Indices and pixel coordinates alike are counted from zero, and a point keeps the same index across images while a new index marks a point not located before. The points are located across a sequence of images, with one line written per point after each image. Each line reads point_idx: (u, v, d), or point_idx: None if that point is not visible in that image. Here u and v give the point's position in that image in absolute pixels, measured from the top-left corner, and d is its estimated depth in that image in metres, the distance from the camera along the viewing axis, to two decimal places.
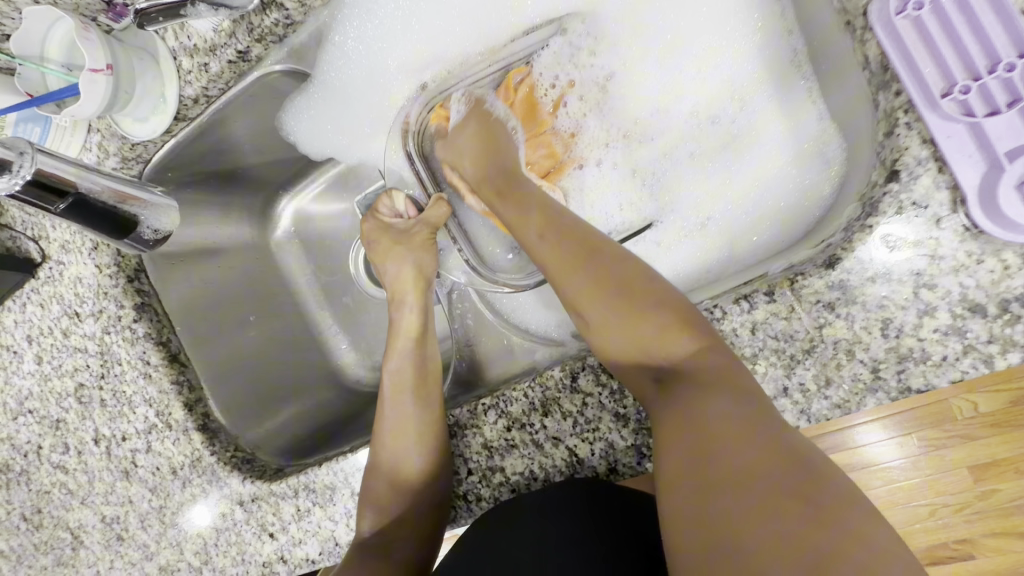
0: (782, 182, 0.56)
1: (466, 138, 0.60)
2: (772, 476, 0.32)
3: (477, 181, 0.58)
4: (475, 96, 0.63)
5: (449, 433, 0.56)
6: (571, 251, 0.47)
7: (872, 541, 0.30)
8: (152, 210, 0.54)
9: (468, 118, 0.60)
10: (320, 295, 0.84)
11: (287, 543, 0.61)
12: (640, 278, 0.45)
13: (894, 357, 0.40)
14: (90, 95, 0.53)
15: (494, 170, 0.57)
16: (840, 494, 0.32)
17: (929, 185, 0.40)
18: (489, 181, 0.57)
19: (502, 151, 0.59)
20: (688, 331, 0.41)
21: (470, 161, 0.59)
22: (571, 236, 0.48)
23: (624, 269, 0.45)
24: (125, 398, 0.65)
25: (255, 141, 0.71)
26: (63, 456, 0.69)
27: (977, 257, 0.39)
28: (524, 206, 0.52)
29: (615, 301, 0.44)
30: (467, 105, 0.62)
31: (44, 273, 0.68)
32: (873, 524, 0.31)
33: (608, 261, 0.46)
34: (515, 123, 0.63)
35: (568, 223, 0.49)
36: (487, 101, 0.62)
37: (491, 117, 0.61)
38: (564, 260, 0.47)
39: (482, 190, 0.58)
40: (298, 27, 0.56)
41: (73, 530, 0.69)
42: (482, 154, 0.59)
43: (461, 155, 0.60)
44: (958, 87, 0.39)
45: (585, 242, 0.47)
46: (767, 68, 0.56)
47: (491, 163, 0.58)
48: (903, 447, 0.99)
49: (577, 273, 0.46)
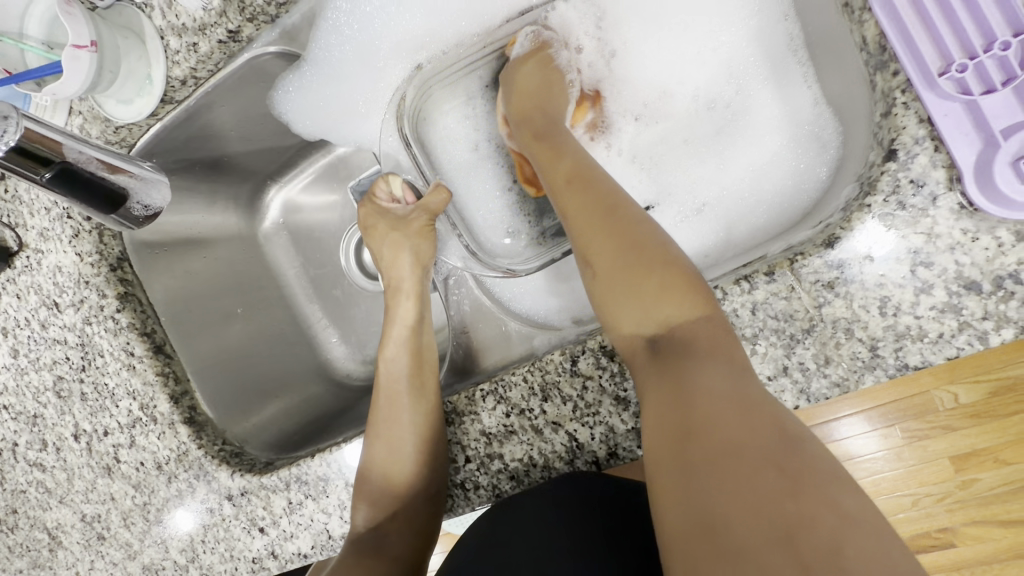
0: (778, 167, 0.56)
1: (524, 72, 0.59)
2: (757, 452, 0.32)
3: (516, 122, 0.58)
4: (543, 38, 0.61)
5: (445, 420, 0.55)
6: (591, 203, 0.47)
7: (852, 511, 0.30)
8: (143, 185, 0.52)
9: (529, 56, 0.60)
10: (310, 287, 0.83)
11: (278, 538, 0.59)
12: (654, 241, 0.44)
13: (891, 336, 0.41)
14: (73, 71, 0.51)
15: (539, 115, 0.57)
16: (823, 472, 0.32)
17: (926, 164, 0.40)
18: (536, 121, 0.56)
19: (556, 102, 0.59)
20: (692, 300, 0.41)
21: (517, 95, 0.58)
22: (594, 187, 0.48)
23: (642, 227, 0.45)
24: (108, 391, 0.63)
25: (242, 127, 0.69)
26: (39, 454, 0.66)
27: (973, 235, 0.40)
28: (563, 147, 0.53)
29: (627, 258, 0.43)
30: (534, 42, 0.60)
31: (21, 262, 0.65)
32: (854, 497, 0.31)
33: (625, 220, 0.45)
34: (573, 77, 0.62)
35: (596, 175, 0.49)
36: (554, 46, 0.61)
37: (553, 64, 0.60)
38: (586, 205, 0.47)
39: (524, 129, 0.57)
40: (290, 7, 0.56)
41: (51, 530, 0.66)
42: (533, 93, 0.58)
43: (512, 90, 0.59)
44: (955, 66, 0.40)
45: (607, 196, 0.47)
46: (763, 54, 0.56)
47: (533, 107, 0.57)
48: (884, 438, 1.04)
49: (593, 222, 0.46)
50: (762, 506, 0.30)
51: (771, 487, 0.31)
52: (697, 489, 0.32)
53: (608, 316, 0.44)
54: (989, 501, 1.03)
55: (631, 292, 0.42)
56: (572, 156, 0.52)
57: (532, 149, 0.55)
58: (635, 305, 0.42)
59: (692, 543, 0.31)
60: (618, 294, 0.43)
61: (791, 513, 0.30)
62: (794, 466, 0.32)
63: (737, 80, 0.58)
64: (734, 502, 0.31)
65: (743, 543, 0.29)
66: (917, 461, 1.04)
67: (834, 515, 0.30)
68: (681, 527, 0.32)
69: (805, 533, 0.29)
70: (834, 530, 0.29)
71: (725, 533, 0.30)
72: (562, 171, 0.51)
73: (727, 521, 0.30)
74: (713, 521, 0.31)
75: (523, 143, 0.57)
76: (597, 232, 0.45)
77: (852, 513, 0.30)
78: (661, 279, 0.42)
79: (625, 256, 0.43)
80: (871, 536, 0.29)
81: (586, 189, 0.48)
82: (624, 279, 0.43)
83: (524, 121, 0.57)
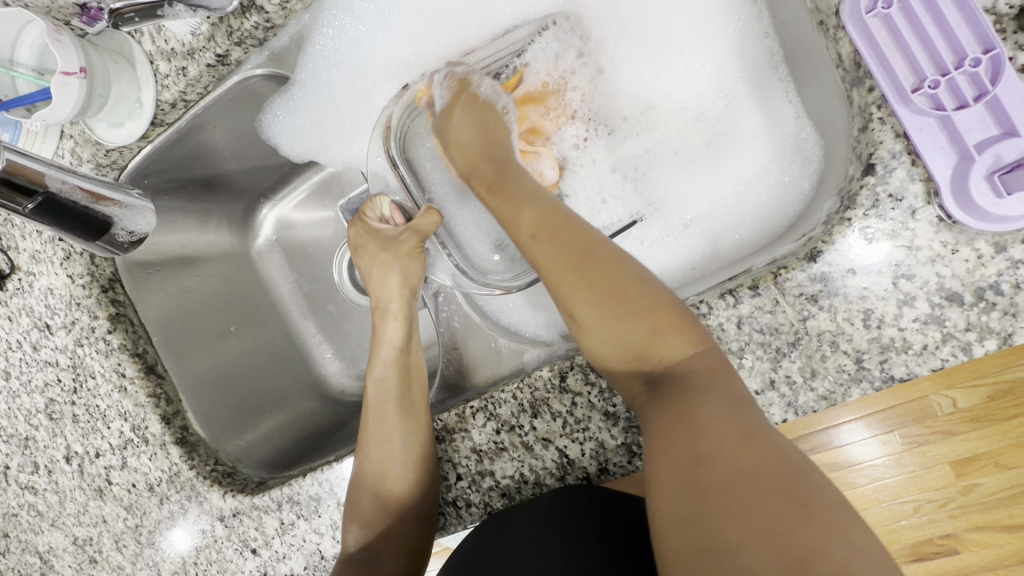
0: (763, 181, 0.56)
1: (458, 123, 0.60)
2: (765, 478, 0.33)
3: (468, 172, 0.59)
4: (458, 75, 0.62)
5: (436, 438, 0.55)
6: (562, 257, 0.46)
7: (859, 540, 0.31)
8: (128, 212, 0.52)
9: (455, 104, 0.61)
10: (303, 304, 0.83)
11: (270, 559, 0.59)
12: (637, 285, 0.44)
13: (876, 349, 0.41)
14: (63, 97, 0.52)
15: (488, 163, 0.57)
16: (829, 499, 0.33)
17: (904, 177, 0.41)
18: (486, 172, 0.57)
19: (502, 143, 0.60)
20: (688, 334, 0.41)
21: (461, 147, 0.59)
22: (563, 237, 0.47)
23: (619, 272, 0.45)
24: (99, 413, 0.63)
25: (234, 147, 0.70)
26: (31, 477, 0.66)
27: (953, 248, 0.40)
28: (520, 199, 0.52)
29: (610, 304, 0.43)
30: (450, 87, 0.61)
31: (13, 284, 0.65)
32: (858, 526, 0.33)
33: (603, 267, 0.45)
34: (507, 101, 0.63)
35: (563, 220, 0.49)
36: (473, 82, 0.61)
37: (479, 100, 0.61)
38: (558, 260, 0.46)
39: (474, 182, 0.58)
40: (278, 31, 0.56)
41: (42, 554, 0.66)
42: (473, 145, 0.59)
43: (450, 146, 0.60)
44: (927, 82, 0.40)
45: (579, 247, 0.46)
46: (745, 71, 0.57)
47: (480, 156, 0.58)
48: (884, 444, 1.04)
49: (568, 275, 0.45)
50: (775, 532, 0.31)
51: (783, 515, 0.32)
52: (710, 514, 0.33)
53: (596, 359, 0.44)
54: (991, 507, 1.03)
55: (617, 333, 0.43)
56: (531, 206, 0.51)
57: (489, 202, 0.55)
58: (624, 348, 0.43)
59: (706, 567, 0.31)
60: (605, 338, 0.43)
61: (804, 540, 0.30)
62: (801, 493, 0.33)
63: (726, 95, 0.58)
64: (745, 526, 0.31)
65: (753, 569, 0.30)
66: (918, 467, 1.03)
67: (844, 543, 0.31)
68: (694, 553, 0.32)
69: (819, 560, 0.30)
70: (845, 557, 0.30)
71: (737, 559, 0.31)
72: (526, 225, 0.50)
73: (737, 545, 0.31)
74: (727, 545, 0.31)
75: (477, 195, 0.57)
76: (572, 285, 0.45)
77: (857, 537, 0.32)
78: (654, 320, 0.42)
79: (609, 300, 0.43)
80: (874, 564, 0.30)
81: (557, 241, 0.47)
82: (611, 321, 0.43)
83: (475, 172, 0.58)
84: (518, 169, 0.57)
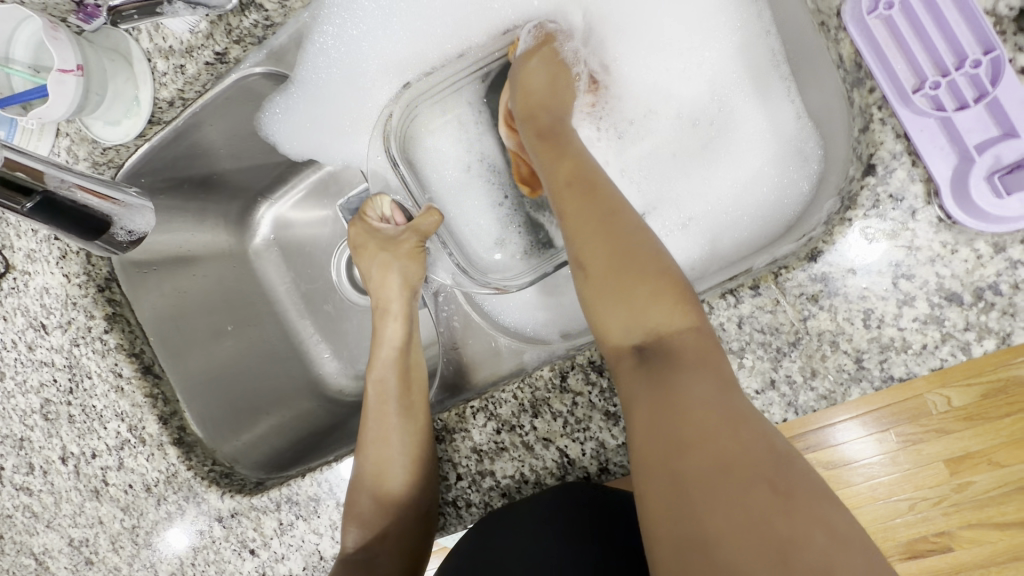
0: (761, 182, 0.56)
1: (533, 70, 0.58)
2: (751, 470, 0.33)
3: (524, 116, 0.57)
4: (547, 31, 0.60)
5: (436, 438, 0.55)
6: (590, 209, 0.47)
7: (840, 531, 0.32)
8: (127, 211, 0.52)
9: (534, 53, 0.59)
10: (301, 303, 0.82)
11: (269, 559, 0.58)
12: (649, 251, 0.44)
13: (876, 349, 0.41)
14: (60, 95, 0.51)
15: (547, 115, 0.57)
16: (812, 492, 0.33)
17: (904, 178, 0.41)
18: (544, 123, 0.56)
19: (563, 103, 0.58)
20: (683, 312, 0.41)
21: (529, 92, 0.58)
22: (596, 194, 0.48)
23: (637, 236, 0.45)
24: (96, 413, 0.62)
25: (232, 146, 0.69)
26: (26, 478, 0.65)
27: (952, 248, 0.40)
28: (566, 151, 0.53)
29: (620, 269, 0.44)
30: (536, 37, 0.60)
31: (8, 284, 0.65)
32: (839, 516, 0.33)
33: (624, 228, 0.46)
34: (580, 71, 0.62)
35: (597, 180, 0.50)
36: (558, 40, 0.60)
37: (558, 58, 0.59)
38: (583, 213, 0.47)
39: (530, 127, 0.57)
40: (276, 28, 0.56)
41: (37, 556, 0.65)
42: (539, 93, 0.58)
43: (518, 86, 0.58)
44: (929, 83, 0.41)
45: (606, 205, 0.47)
46: (744, 71, 0.57)
47: (543, 104, 0.57)
48: (879, 443, 1.04)
49: (590, 228, 0.46)
50: (757, 524, 0.31)
51: (765, 507, 0.32)
52: (692, 504, 0.33)
53: (596, 321, 0.44)
54: (984, 504, 1.04)
55: (622, 303, 0.43)
56: (574, 158, 0.52)
57: (535, 150, 0.56)
58: (620, 317, 0.43)
59: (686, 559, 0.31)
60: (607, 302, 0.43)
61: (784, 532, 0.31)
62: (784, 484, 0.33)
63: (720, 96, 0.58)
64: (729, 520, 0.31)
65: (732, 560, 0.30)
66: (913, 465, 1.04)
67: (824, 534, 0.31)
68: (675, 544, 0.32)
69: (798, 553, 0.30)
70: (824, 549, 0.30)
71: (717, 549, 0.31)
72: (562, 174, 0.51)
73: (721, 538, 0.31)
74: (708, 538, 0.31)
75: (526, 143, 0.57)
76: (592, 238, 0.45)
77: (837, 527, 0.32)
78: (651, 292, 0.42)
79: (617, 264, 0.44)
80: (853, 554, 0.31)
81: (589, 195, 0.48)
82: (617, 291, 0.43)
83: (533, 118, 0.57)
84: (571, 130, 0.57)
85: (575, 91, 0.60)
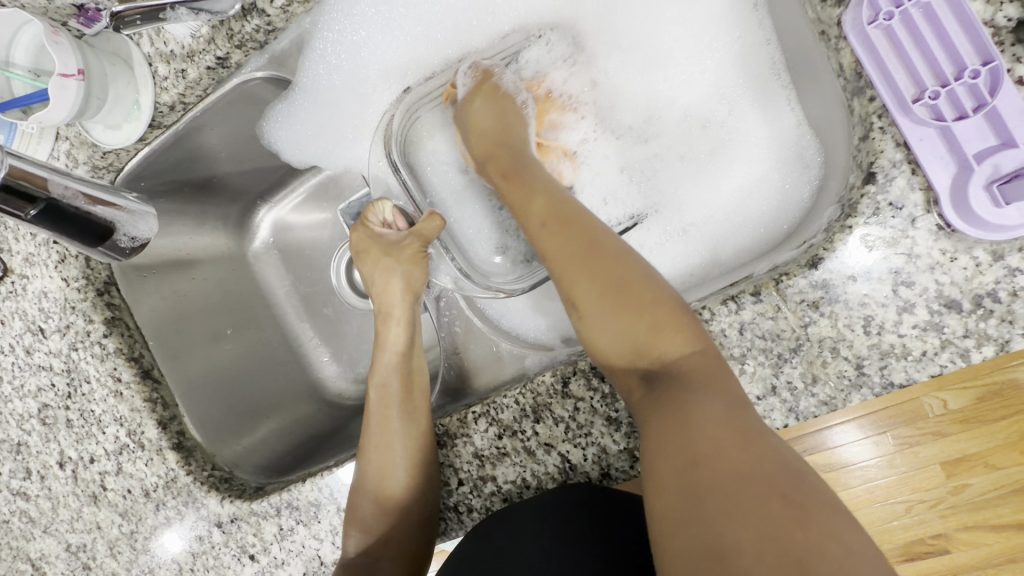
0: (764, 188, 0.57)
1: (475, 111, 0.61)
2: (766, 482, 0.34)
3: (481, 157, 0.60)
4: (482, 68, 0.62)
5: (437, 443, 0.55)
6: (574, 243, 0.47)
7: (854, 544, 0.32)
8: (130, 217, 0.52)
9: (474, 94, 0.61)
10: (300, 307, 0.82)
11: (269, 564, 0.58)
12: (641, 278, 0.45)
13: (876, 355, 0.42)
14: (61, 98, 0.51)
15: (502, 148, 0.59)
16: (821, 501, 0.34)
17: (904, 186, 0.41)
18: (505, 160, 0.58)
19: (518, 134, 0.61)
20: (685, 336, 0.42)
21: (478, 133, 0.61)
22: (574, 227, 0.49)
23: (625, 265, 0.45)
24: (94, 418, 0.62)
25: (231, 149, 0.69)
26: (23, 483, 0.65)
27: (952, 255, 0.41)
28: (533, 187, 0.54)
29: (612, 298, 0.44)
30: (474, 77, 0.62)
31: (6, 287, 0.64)
32: (854, 529, 0.33)
33: (609, 258, 0.46)
34: (526, 97, 0.63)
35: (574, 211, 0.50)
36: (495, 74, 0.62)
37: (499, 92, 0.62)
38: (566, 247, 0.47)
39: (487, 166, 0.59)
40: (278, 33, 0.56)
41: (33, 561, 0.65)
42: (489, 133, 0.60)
43: (468, 131, 0.61)
44: (928, 93, 0.41)
45: (589, 236, 0.48)
46: (747, 77, 0.57)
47: (495, 142, 0.60)
48: (877, 446, 1.04)
49: (573, 262, 0.46)
50: (773, 534, 0.31)
51: (781, 517, 0.32)
52: (709, 515, 0.33)
53: (594, 352, 0.45)
54: (980, 507, 1.04)
55: (618, 328, 0.43)
56: (544, 193, 0.53)
57: (502, 188, 0.57)
58: (619, 345, 0.43)
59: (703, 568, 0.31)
60: (604, 332, 0.44)
61: (801, 543, 0.31)
62: (799, 497, 0.33)
63: (727, 100, 0.59)
64: (737, 531, 0.32)
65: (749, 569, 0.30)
66: (909, 467, 1.05)
67: (839, 546, 0.31)
68: (691, 555, 0.32)
69: (815, 563, 0.30)
70: (840, 560, 0.30)
71: (734, 560, 0.31)
72: (538, 211, 0.52)
73: (738, 548, 0.31)
74: (726, 547, 0.31)
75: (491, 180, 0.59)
76: (576, 273, 0.46)
77: (852, 540, 0.32)
78: (652, 317, 0.43)
79: (610, 293, 0.44)
80: (868, 566, 0.31)
81: (567, 228, 0.49)
82: (614, 315, 0.43)
83: (491, 157, 0.59)
84: (535, 163, 0.58)
85: (523, 118, 0.63)
